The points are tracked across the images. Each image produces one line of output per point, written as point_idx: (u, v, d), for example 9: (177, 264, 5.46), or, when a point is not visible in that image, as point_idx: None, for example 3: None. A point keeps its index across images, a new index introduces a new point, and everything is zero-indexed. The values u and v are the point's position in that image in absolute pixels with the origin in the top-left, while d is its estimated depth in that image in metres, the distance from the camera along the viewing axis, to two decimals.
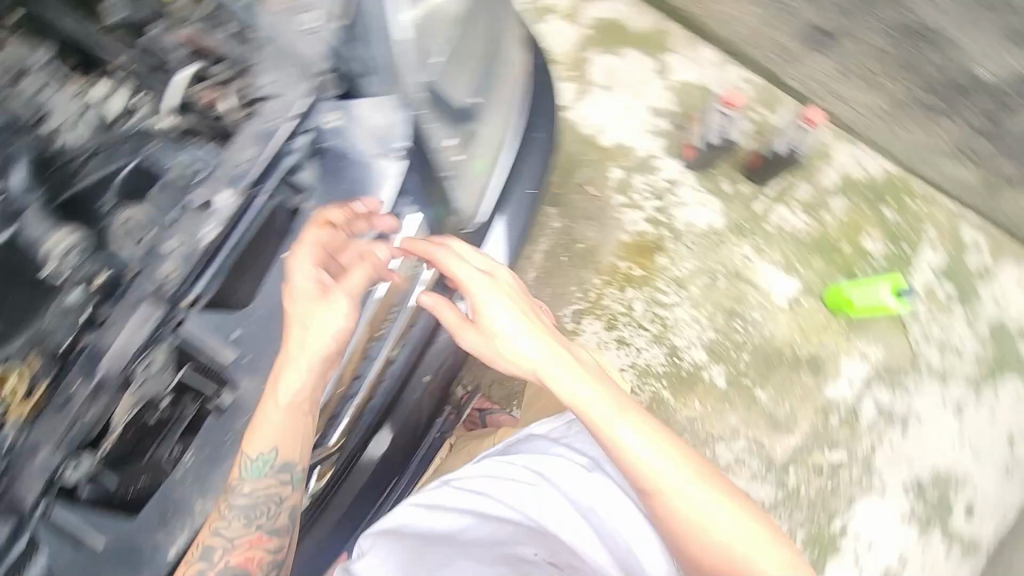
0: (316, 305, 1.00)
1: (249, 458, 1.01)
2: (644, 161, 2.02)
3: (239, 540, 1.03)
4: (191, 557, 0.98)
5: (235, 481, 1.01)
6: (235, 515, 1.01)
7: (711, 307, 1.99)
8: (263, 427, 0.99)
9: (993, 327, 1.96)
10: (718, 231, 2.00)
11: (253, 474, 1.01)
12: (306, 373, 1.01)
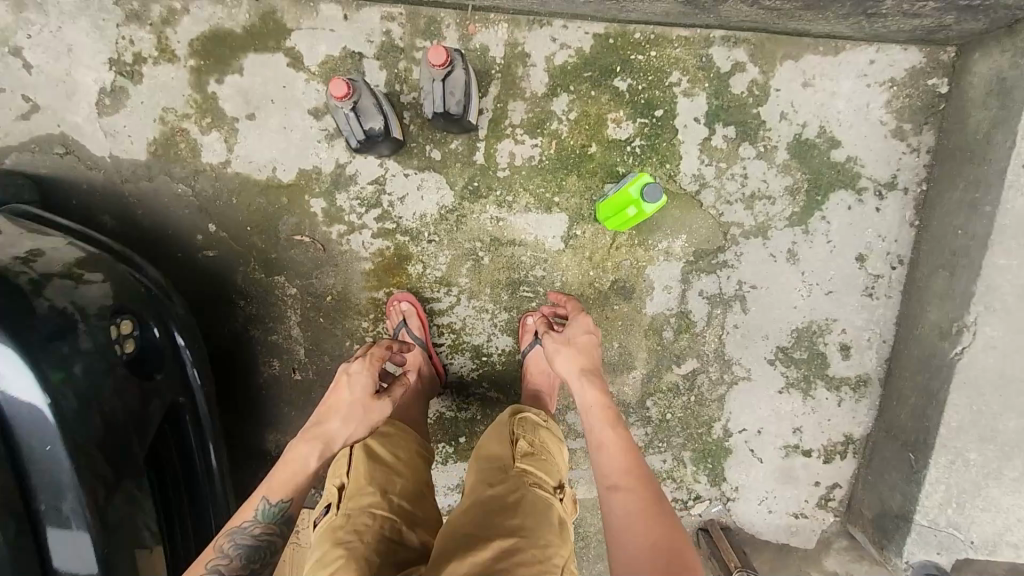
0: (359, 415, 1.29)
1: (254, 513, 1.19)
2: (336, 175, 1.69)
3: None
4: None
5: (242, 522, 1.19)
6: (244, 541, 1.19)
7: (487, 289, 1.73)
8: (291, 471, 1.22)
9: (792, 148, 1.62)
10: (452, 207, 1.69)
11: (261, 518, 1.19)
12: (335, 440, 1.25)
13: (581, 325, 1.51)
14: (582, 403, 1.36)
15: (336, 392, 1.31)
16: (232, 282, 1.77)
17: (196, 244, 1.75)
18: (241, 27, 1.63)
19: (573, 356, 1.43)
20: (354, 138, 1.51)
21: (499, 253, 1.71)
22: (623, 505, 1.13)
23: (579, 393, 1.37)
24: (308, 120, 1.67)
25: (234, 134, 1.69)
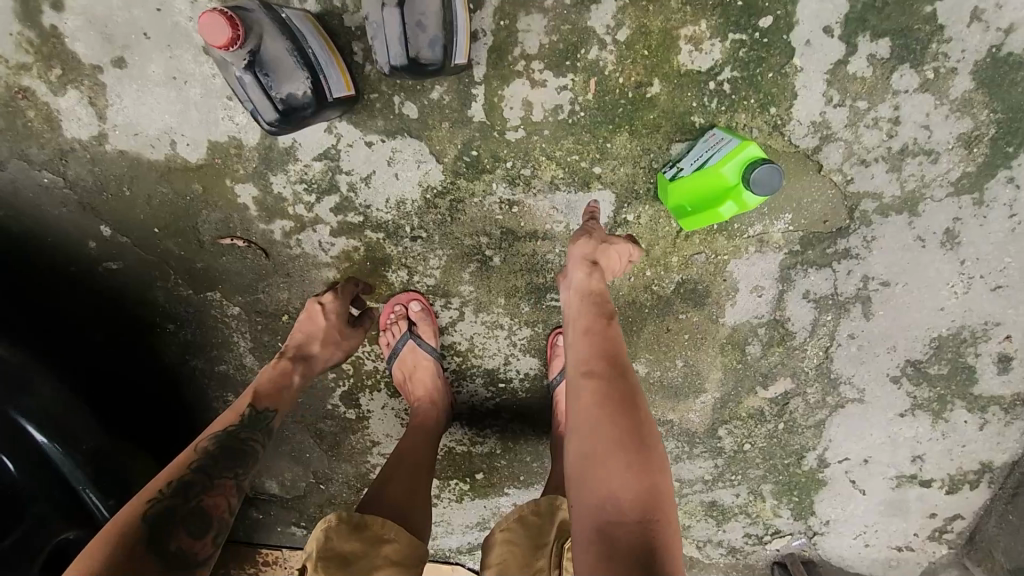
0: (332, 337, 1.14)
1: (236, 420, 1.02)
2: (266, 148, 1.13)
3: (219, 479, 0.94)
4: (171, 488, 0.89)
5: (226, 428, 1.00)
6: (232, 448, 0.98)
7: (500, 299, 1.24)
8: (272, 390, 1.07)
9: (979, 70, 1.00)
10: (442, 188, 1.14)
11: (249, 428, 1.02)
12: (312, 367, 1.12)
13: (624, 249, 1.05)
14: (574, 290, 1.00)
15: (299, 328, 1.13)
16: (151, 302, 1.29)
17: (91, 255, 1.25)
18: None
19: (602, 263, 1.02)
20: (269, 116, 0.96)
21: (515, 250, 1.19)
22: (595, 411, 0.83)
23: (590, 278, 1.00)
24: (208, 64, 1.08)
25: (103, 92, 1.11)
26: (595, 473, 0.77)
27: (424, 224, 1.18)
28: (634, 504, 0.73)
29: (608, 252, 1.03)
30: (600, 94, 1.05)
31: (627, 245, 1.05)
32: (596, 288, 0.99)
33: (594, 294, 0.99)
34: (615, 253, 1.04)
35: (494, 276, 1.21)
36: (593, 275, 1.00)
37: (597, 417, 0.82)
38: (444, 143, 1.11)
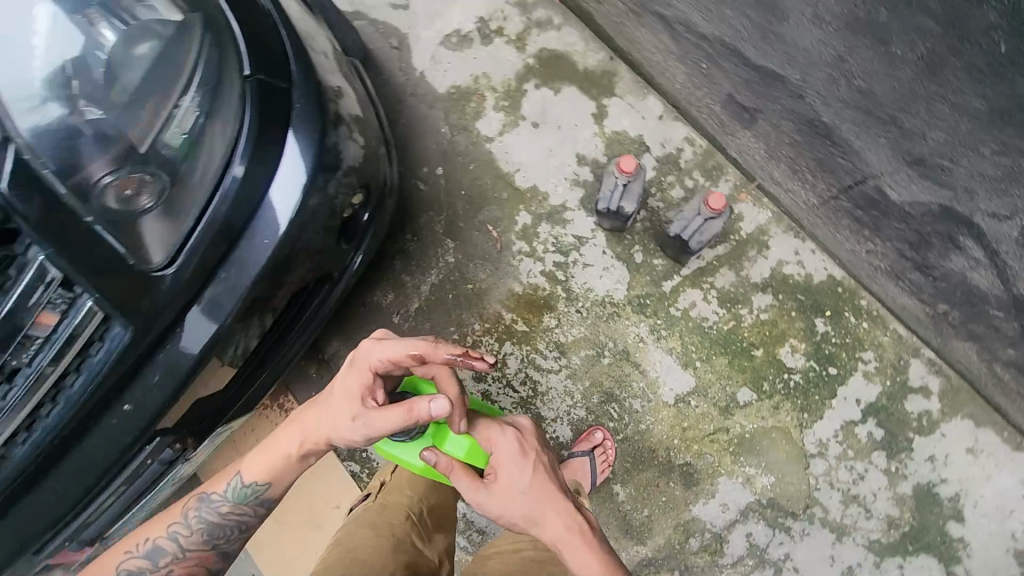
0: (341, 404, 1.23)
1: (221, 488, 1.34)
2: (555, 210, 1.87)
3: (189, 552, 1.34)
4: (148, 545, 1.31)
5: (210, 492, 1.34)
6: (202, 519, 1.34)
7: (587, 382, 1.80)
8: (271, 462, 1.33)
9: (918, 488, 1.62)
10: (615, 302, 1.80)
11: (229, 498, 1.34)
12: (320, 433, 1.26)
13: (512, 444, 1.24)
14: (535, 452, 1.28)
15: (299, 415, 1.32)
16: (414, 217, 1.95)
17: (417, 173, 1.96)
18: (583, 66, 1.89)
19: (497, 481, 1.21)
20: (603, 206, 1.67)
21: (620, 364, 1.78)
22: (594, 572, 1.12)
23: (517, 489, 1.20)
24: (571, 158, 1.87)
25: (513, 126, 1.92)
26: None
27: (589, 309, 1.82)
28: None
29: (500, 465, 1.23)
30: (730, 331, 1.73)
31: (510, 430, 1.26)
32: (539, 487, 1.21)
33: (542, 495, 1.20)
34: (520, 440, 1.25)
35: (596, 366, 1.80)
36: (511, 470, 1.22)
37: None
38: (637, 285, 1.79)
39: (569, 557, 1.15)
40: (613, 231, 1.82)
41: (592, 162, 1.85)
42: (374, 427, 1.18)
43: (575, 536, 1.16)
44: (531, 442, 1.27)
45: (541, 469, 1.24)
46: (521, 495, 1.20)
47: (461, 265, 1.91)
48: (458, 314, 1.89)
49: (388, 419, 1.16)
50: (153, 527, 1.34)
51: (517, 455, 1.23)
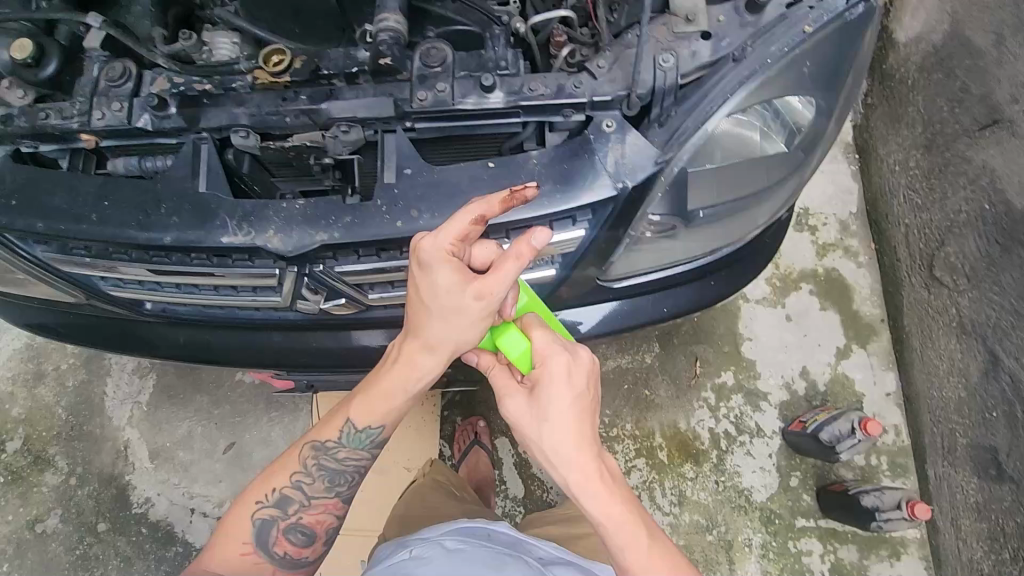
0: (415, 330, 0.90)
1: (334, 434, 1.02)
2: (755, 392, 1.97)
3: (315, 500, 1.05)
4: (273, 499, 1.02)
5: (323, 440, 1.03)
6: (324, 466, 1.03)
7: (681, 543, 1.85)
8: (381, 400, 0.98)
9: None
10: (750, 500, 1.88)
11: (347, 443, 1.02)
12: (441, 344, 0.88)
13: (561, 383, 0.85)
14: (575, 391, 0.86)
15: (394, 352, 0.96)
16: None
17: None
18: (854, 306, 2.02)
19: (525, 417, 0.86)
20: (825, 437, 1.76)
21: (718, 551, 1.84)
22: (641, 561, 0.88)
23: (555, 445, 0.84)
24: (796, 365, 1.99)
25: (770, 305, 2.04)
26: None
27: (725, 487, 1.89)
28: None
29: (536, 406, 0.86)
30: None
31: (559, 353, 0.86)
32: (583, 455, 0.85)
33: (593, 465, 0.85)
34: (573, 367, 0.86)
35: (697, 537, 1.85)
36: (554, 429, 0.84)
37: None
38: (775, 501, 1.88)
39: (622, 551, 0.88)
40: (789, 446, 1.92)
41: (811, 381, 1.97)
42: (450, 326, 0.86)
43: (637, 533, 0.88)
44: (580, 371, 0.86)
45: (588, 420, 0.86)
46: (564, 459, 0.84)
47: (650, 371, 2.00)
48: (620, 406, 1.97)
49: (455, 326, 0.86)
50: (235, 536, 1.01)
51: (563, 400, 0.84)
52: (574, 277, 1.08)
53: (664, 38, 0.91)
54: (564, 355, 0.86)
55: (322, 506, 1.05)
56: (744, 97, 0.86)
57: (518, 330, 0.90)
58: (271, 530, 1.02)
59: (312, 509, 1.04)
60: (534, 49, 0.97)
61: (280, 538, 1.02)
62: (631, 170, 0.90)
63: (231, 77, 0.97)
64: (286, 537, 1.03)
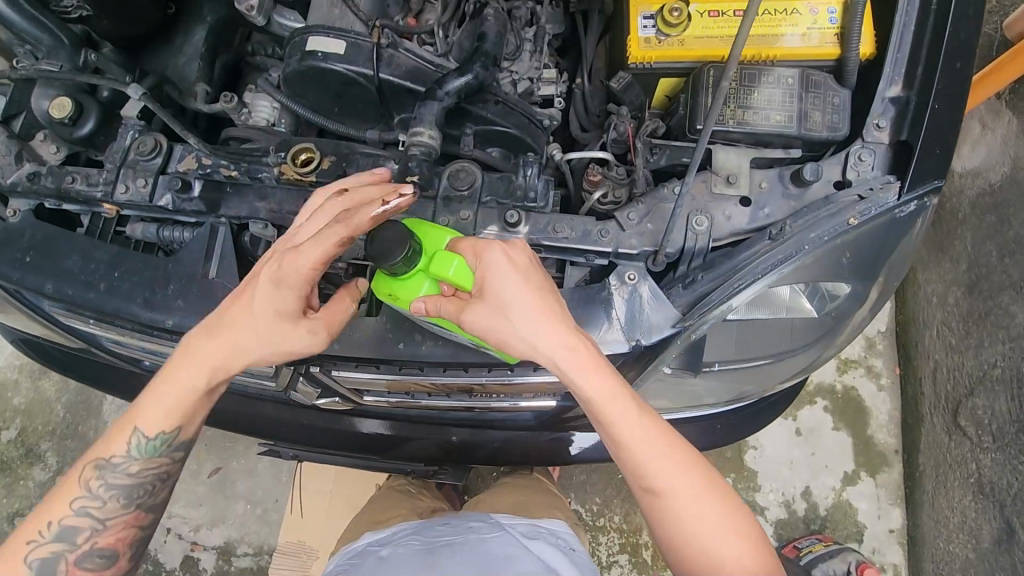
0: (221, 329, 0.78)
1: (124, 447, 0.81)
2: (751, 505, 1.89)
3: (111, 517, 0.82)
4: (52, 532, 0.79)
5: (112, 456, 0.81)
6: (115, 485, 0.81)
7: None
8: (175, 398, 0.80)
9: None
10: None
11: (139, 456, 0.81)
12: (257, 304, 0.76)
13: (514, 276, 0.77)
14: (518, 270, 0.78)
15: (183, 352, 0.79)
16: None
17: None
18: (868, 432, 1.91)
19: (493, 321, 0.77)
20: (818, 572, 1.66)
21: None
22: (650, 449, 0.79)
23: (534, 333, 0.77)
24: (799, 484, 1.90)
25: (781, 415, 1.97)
26: (679, 528, 0.78)
27: None
28: (747, 555, 0.77)
29: (501, 310, 0.77)
30: None
31: (498, 244, 0.78)
32: (565, 338, 0.77)
33: (578, 348, 0.78)
34: (514, 255, 0.79)
35: None
36: (526, 314, 0.76)
37: (663, 481, 0.79)
38: None
39: (632, 445, 0.79)
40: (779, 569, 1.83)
41: (812, 504, 1.87)
42: (270, 340, 0.77)
43: (638, 419, 0.80)
44: (527, 259, 0.80)
45: (557, 310, 0.78)
46: (549, 341, 0.77)
47: None
48: None
49: (296, 266, 0.74)
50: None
51: (525, 281, 0.77)
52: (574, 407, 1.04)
53: (701, 197, 0.88)
54: (508, 248, 0.78)
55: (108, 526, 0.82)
56: (772, 278, 0.82)
57: (445, 251, 0.80)
58: (59, 563, 0.79)
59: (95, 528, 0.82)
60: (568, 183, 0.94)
61: (70, 567, 0.80)
62: (647, 330, 0.86)
63: (258, 167, 0.96)
64: (79, 564, 0.80)
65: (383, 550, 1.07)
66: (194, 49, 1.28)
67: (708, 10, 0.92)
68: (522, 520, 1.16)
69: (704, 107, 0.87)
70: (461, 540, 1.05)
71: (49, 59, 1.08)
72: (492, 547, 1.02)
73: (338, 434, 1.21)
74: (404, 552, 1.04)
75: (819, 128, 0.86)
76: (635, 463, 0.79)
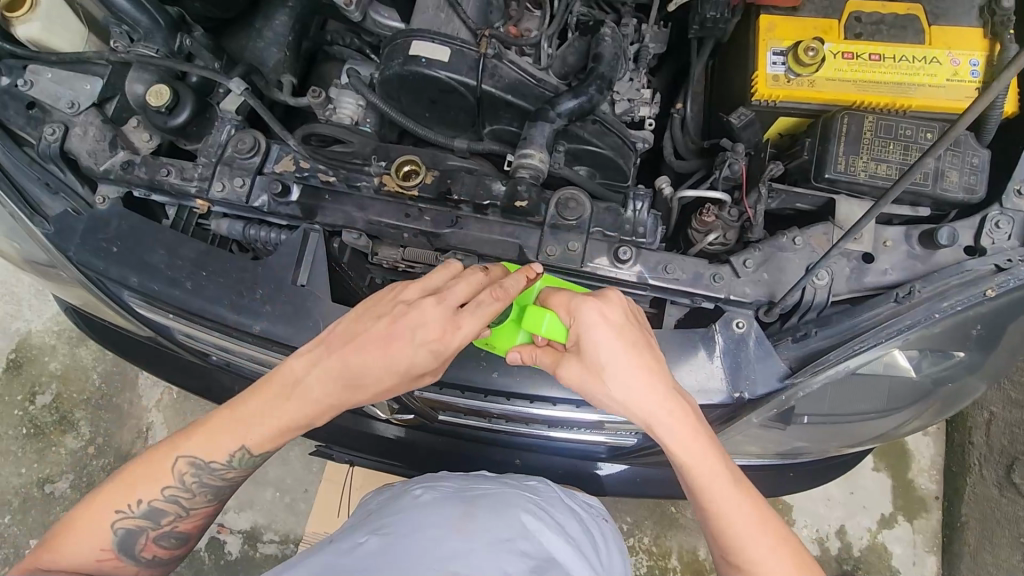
0: (350, 371, 0.73)
1: (225, 457, 0.76)
2: None
3: (191, 512, 0.80)
4: (141, 509, 0.76)
5: (210, 461, 0.76)
6: (207, 482, 0.77)
7: None
8: (261, 418, 0.75)
9: None
10: None
11: (235, 467, 0.77)
12: (378, 354, 0.72)
13: (613, 336, 0.72)
14: (618, 330, 0.72)
15: (303, 381, 0.74)
16: None
17: None
18: (910, 476, 1.70)
19: (589, 377, 0.74)
20: None
21: None
22: (744, 516, 0.70)
23: (630, 392, 0.71)
24: None
25: None
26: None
27: None
28: None
29: (598, 373, 0.73)
30: None
31: (591, 299, 0.73)
32: (663, 394, 0.71)
33: (677, 406, 0.72)
34: (611, 312, 0.74)
35: None
36: (622, 373, 0.71)
37: (755, 560, 0.69)
38: None
39: (726, 513, 0.71)
40: None
41: (847, 544, 1.64)
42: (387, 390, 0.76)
43: (734, 490, 0.71)
44: (625, 314, 0.74)
45: (654, 366, 0.72)
46: (647, 399, 0.71)
47: None
48: None
49: (448, 335, 0.72)
50: (91, 536, 0.75)
51: (620, 340, 0.72)
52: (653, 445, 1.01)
53: (822, 249, 0.84)
54: (606, 306, 0.73)
55: (187, 516, 0.80)
56: (894, 342, 0.78)
57: (537, 305, 0.77)
58: (139, 539, 0.77)
59: (173, 517, 0.79)
60: (681, 222, 0.92)
61: (148, 544, 0.78)
62: (752, 383, 0.82)
63: (358, 175, 0.93)
64: (157, 542, 0.78)
65: (423, 492, 0.91)
66: (275, 34, 1.17)
67: (842, 52, 0.88)
68: (557, 487, 1.02)
69: (835, 156, 0.84)
70: (506, 494, 0.91)
71: (145, 42, 1.05)
72: (535, 508, 0.89)
73: (365, 438, 1.20)
74: (438, 504, 0.88)
75: (955, 189, 0.83)
76: (727, 532, 0.70)
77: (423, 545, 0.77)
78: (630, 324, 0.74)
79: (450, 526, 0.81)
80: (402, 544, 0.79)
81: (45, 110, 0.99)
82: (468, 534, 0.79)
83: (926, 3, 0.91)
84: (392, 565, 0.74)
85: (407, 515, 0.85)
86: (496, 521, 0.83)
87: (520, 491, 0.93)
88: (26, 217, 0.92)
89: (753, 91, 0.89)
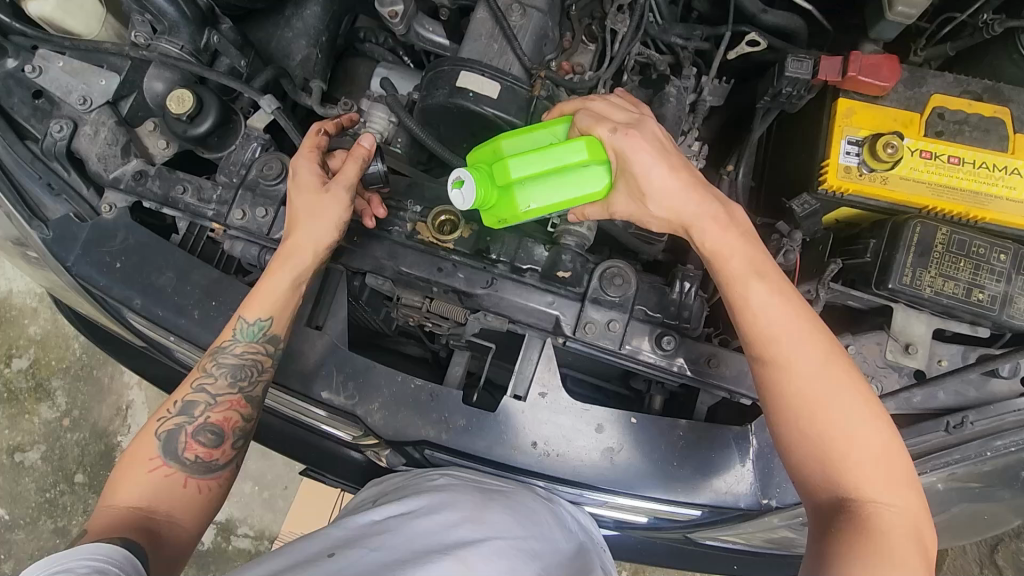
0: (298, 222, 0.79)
1: (230, 334, 0.79)
2: None
3: (228, 397, 0.79)
4: (177, 408, 0.78)
5: (231, 345, 0.79)
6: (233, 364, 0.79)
7: None
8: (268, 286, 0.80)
9: None
10: None
11: (251, 339, 0.80)
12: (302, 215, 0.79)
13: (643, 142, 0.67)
14: (643, 124, 0.68)
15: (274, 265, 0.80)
16: None
17: None
18: None
19: (628, 187, 0.69)
20: None
21: None
22: (787, 324, 0.64)
23: (664, 202, 0.67)
24: None
25: None
26: (811, 421, 0.63)
27: None
28: (883, 457, 0.62)
29: (638, 197, 0.69)
30: None
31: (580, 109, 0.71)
32: (685, 184, 0.66)
33: (712, 212, 0.67)
34: (616, 113, 0.70)
35: None
36: (644, 154, 0.66)
37: (799, 369, 0.63)
38: None
39: (763, 318, 0.65)
40: None
41: None
42: (323, 221, 0.79)
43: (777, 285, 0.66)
44: (624, 117, 0.69)
45: (680, 167, 0.67)
46: (668, 183, 0.66)
47: None
48: None
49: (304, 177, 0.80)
50: (139, 454, 0.76)
51: (649, 138, 0.67)
52: (665, 529, 0.96)
53: (873, 361, 0.80)
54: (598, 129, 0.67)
55: (223, 410, 0.79)
56: (940, 471, 0.77)
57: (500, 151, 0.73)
58: (179, 437, 0.76)
59: (204, 416, 0.78)
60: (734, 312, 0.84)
61: (188, 443, 0.76)
62: (782, 491, 0.81)
63: (390, 217, 0.87)
64: (195, 440, 0.76)
65: (440, 477, 0.81)
66: (304, 25, 1.08)
67: (920, 149, 0.83)
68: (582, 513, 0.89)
69: (901, 266, 0.79)
70: (522, 494, 0.80)
71: (171, 38, 0.94)
72: (556, 516, 0.80)
73: (346, 462, 1.14)
74: (456, 489, 0.79)
75: (1022, 317, 0.79)
76: (764, 339, 0.65)
77: (433, 533, 0.69)
78: (620, 115, 0.70)
79: (464, 514, 0.73)
80: (409, 531, 0.69)
81: (54, 103, 0.91)
82: (482, 529, 0.70)
83: (1014, 107, 0.85)
84: (394, 546, 0.66)
85: (418, 506, 0.75)
86: (510, 517, 0.74)
87: (537, 502, 0.80)
88: (24, 220, 0.85)
89: (820, 180, 0.84)
